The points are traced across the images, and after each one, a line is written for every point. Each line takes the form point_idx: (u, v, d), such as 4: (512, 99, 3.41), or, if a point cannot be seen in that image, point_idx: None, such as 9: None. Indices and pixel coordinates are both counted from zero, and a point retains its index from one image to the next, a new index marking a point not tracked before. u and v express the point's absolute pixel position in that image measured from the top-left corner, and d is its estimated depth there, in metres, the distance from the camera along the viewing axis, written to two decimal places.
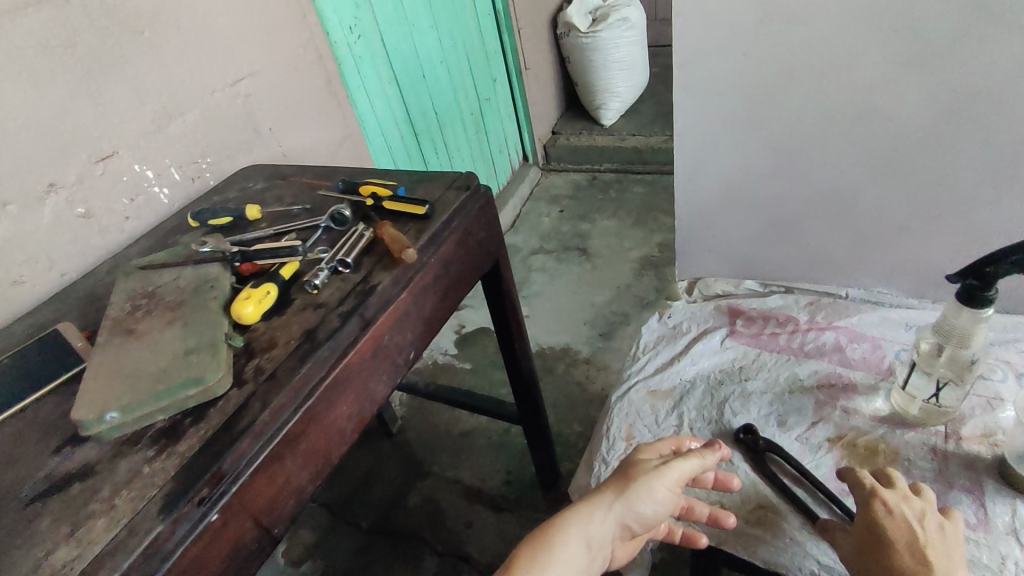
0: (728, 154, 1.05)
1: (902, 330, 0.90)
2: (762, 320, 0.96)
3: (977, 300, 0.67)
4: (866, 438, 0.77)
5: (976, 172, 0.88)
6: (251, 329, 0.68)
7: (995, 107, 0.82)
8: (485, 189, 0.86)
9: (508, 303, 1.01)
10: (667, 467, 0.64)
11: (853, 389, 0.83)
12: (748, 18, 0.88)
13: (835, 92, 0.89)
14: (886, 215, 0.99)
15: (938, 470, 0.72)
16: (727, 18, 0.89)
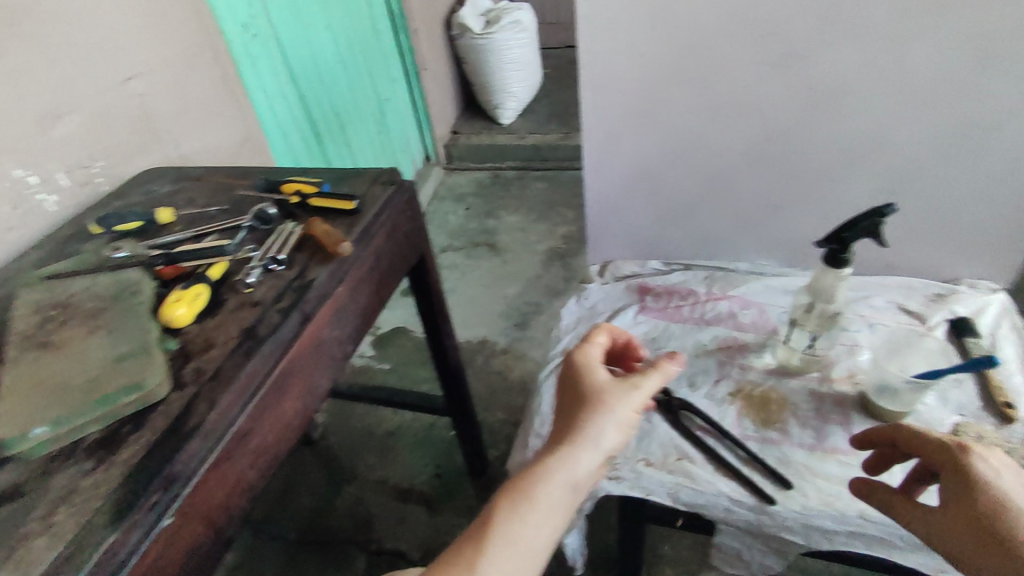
0: (630, 146, 1.17)
1: (782, 294, 1.05)
2: (667, 295, 1.07)
3: (839, 262, 0.81)
4: (759, 389, 0.89)
5: (836, 151, 1.07)
6: (184, 331, 0.66)
7: (845, 94, 1.00)
8: (409, 183, 0.89)
9: (434, 297, 1.04)
10: (635, 398, 0.65)
11: (746, 348, 0.96)
12: (643, 18, 1.00)
13: (721, 87, 1.04)
14: (764, 195, 1.17)
15: (817, 408, 0.86)
16: (624, 27, 1.02)
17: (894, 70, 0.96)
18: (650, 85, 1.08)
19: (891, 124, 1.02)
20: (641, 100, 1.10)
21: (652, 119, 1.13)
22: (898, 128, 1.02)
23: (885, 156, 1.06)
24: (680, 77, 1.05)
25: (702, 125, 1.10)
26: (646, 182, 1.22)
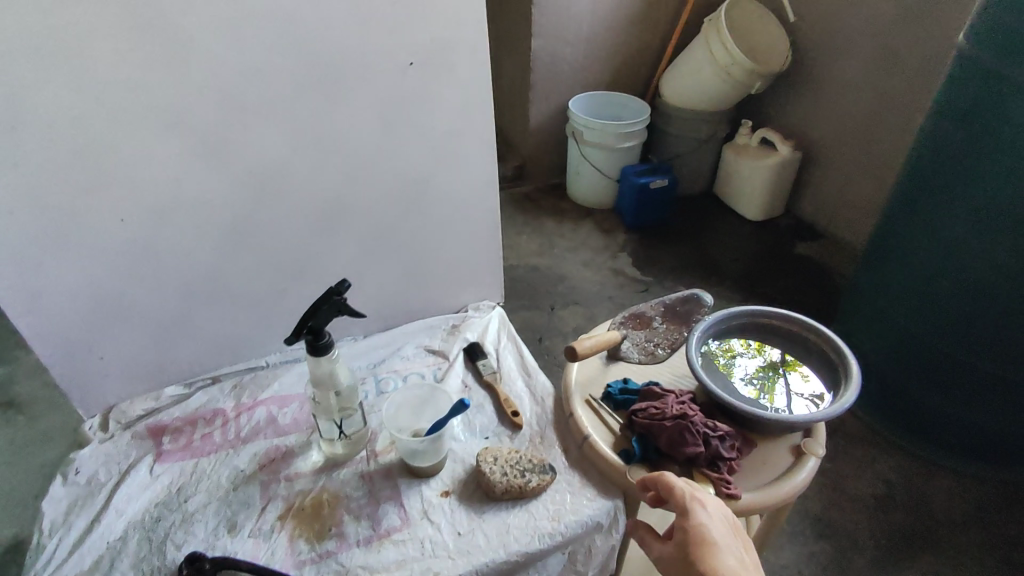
0: (267, 221, 0.90)
1: (678, 334, 1.03)
2: (567, 376, 0.97)
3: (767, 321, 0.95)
4: None
5: (445, 158, 0.96)
6: None
7: (425, 92, 0.89)
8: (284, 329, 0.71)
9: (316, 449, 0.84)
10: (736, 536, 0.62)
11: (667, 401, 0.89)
12: (130, 45, 0.70)
13: (296, 120, 0.83)
14: (442, 223, 1.03)
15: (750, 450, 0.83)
16: (114, 68, 0.71)
17: (445, 58, 0.87)
18: (379, 168, 0.92)
19: (469, 116, 0.94)
20: (418, 179, 0.96)
21: (362, 206, 0.94)
22: (467, 119, 0.94)
23: (475, 157, 0.98)
24: (456, 149, 0.96)
25: (472, 194, 1.02)
26: (441, 261, 1.07)
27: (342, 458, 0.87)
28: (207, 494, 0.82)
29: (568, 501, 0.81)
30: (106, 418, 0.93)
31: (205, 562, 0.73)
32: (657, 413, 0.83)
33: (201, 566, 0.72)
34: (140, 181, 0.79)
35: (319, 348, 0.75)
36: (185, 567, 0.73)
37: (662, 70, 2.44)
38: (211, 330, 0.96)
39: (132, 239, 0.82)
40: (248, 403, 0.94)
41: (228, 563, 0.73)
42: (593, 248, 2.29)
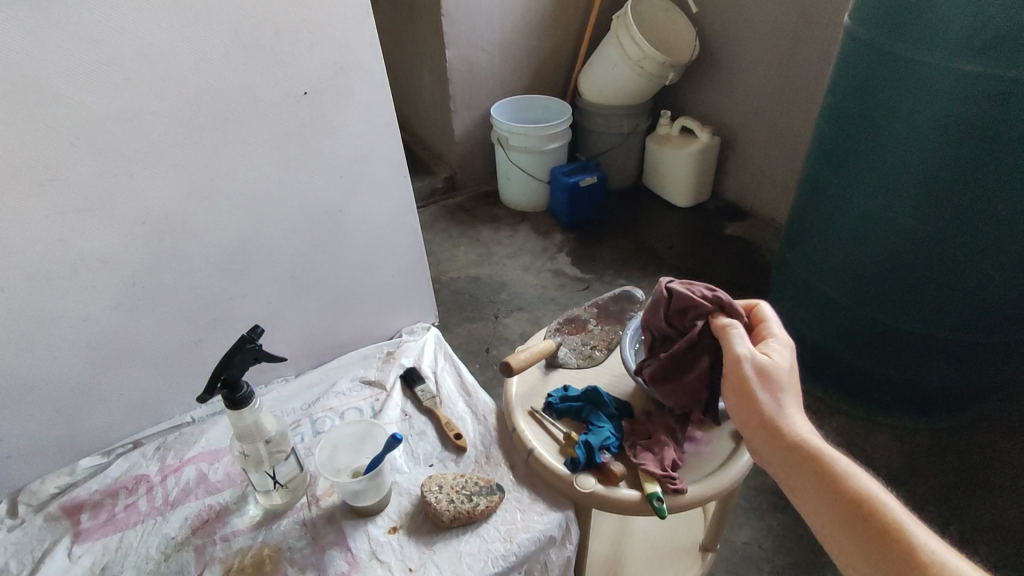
0: (171, 269, 0.85)
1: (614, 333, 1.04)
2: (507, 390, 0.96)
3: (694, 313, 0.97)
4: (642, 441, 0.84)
5: (357, 183, 0.94)
6: None
7: (325, 118, 0.86)
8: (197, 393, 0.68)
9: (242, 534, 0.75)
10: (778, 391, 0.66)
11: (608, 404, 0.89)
12: None
13: (188, 162, 0.79)
14: (362, 249, 1.00)
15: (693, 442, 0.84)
16: None
17: (341, 83, 0.85)
18: (287, 202, 0.89)
19: (374, 138, 0.92)
20: (331, 209, 0.93)
21: (274, 244, 0.91)
22: (373, 141, 0.92)
23: (387, 179, 0.96)
24: (367, 174, 0.94)
25: (390, 218, 1.00)
26: (368, 288, 1.05)
27: (281, 508, 0.83)
28: (136, 569, 0.77)
29: (519, 519, 0.80)
30: (14, 502, 0.85)
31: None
32: None
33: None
34: (13, 246, 0.72)
35: (238, 401, 0.71)
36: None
37: (578, 68, 2.47)
38: (122, 393, 0.89)
39: (16, 308, 0.76)
40: (174, 464, 0.88)
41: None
42: (531, 250, 2.30)
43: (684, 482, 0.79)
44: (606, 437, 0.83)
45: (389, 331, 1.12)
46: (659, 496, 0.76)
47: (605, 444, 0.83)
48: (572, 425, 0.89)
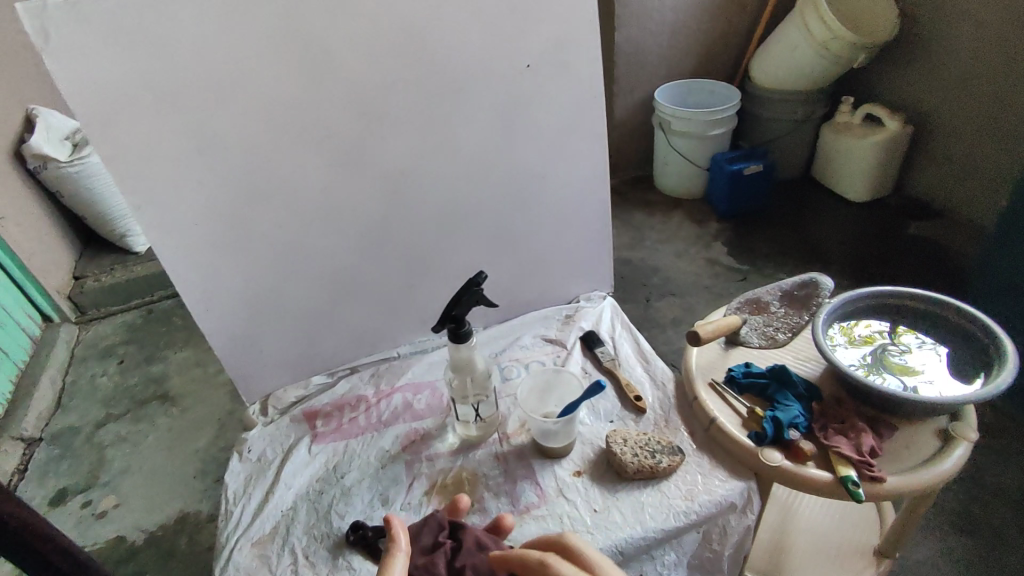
0: (399, 221, 0.97)
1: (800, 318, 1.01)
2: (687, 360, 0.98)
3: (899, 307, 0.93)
4: (836, 423, 0.83)
5: (558, 151, 1.00)
6: None
7: (542, 88, 0.93)
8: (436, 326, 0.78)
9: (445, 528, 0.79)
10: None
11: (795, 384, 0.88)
12: (292, 66, 0.79)
13: (428, 124, 0.90)
14: (555, 215, 1.07)
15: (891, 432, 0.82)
16: (277, 88, 0.80)
17: (559, 56, 0.91)
18: (498, 166, 0.98)
19: (582, 109, 0.97)
20: (535, 175, 1.01)
21: (483, 204, 1.00)
22: (578, 111, 0.97)
23: (585, 150, 1.01)
24: (570, 144, 1.00)
25: (584, 188, 1.06)
26: (557, 252, 1.12)
27: (476, 439, 0.92)
28: (360, 471, 0.90)
29: (701, 482, 0.83)
30: (265, 404, 1.03)
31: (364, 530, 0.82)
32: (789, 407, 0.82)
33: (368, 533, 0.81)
34: (291, 190, 0.88)
35: (461, 335, 0.80)
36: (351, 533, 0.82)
37: (751, 51, 2.37)
38: (350, 323, 1.05)
39: (287, 242, 0.92)
40: (386, 390, 1.01)
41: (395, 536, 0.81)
42: (685, 237, 2.27)
43: (881, 472, 0.77)
44: (796, 415, 0.82)
45: (567, 295, 1.18)
46: (855, 480, 0.75)
47: (795, 422, 0.82)
48: (756, 402, 0.89)
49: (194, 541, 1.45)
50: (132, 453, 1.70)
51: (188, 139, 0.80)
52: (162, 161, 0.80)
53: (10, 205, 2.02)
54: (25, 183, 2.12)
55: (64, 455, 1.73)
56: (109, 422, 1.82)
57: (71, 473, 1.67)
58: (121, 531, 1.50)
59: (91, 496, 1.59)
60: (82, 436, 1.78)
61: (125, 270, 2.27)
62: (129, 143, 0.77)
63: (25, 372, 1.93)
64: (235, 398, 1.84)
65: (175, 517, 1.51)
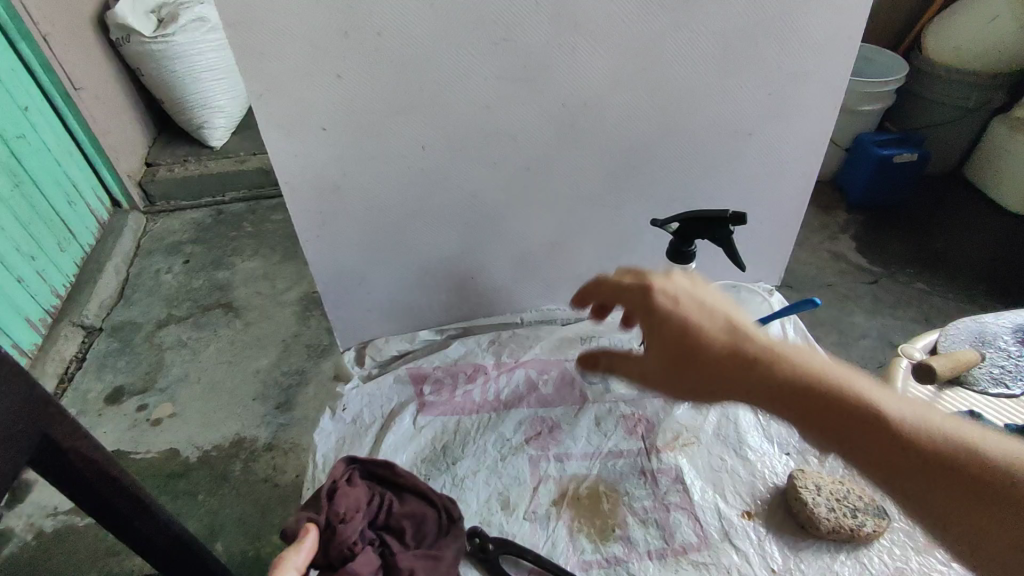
0: (563, 165, 0.78)
1: None
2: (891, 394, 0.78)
3: None
4: None
5: (777, 102, 0.77)
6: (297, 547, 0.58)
7: (788, 13, 0.69)
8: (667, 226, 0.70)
9: (403, 483, 0.68)
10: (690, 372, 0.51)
11: None
12: None
13: (631, 42, 0.68)
14: (746, 182, 0.85)
15: None
16: None
17: None
18: (700, 111, 0.76)
19: (827, 52, 0.74)
20: (740, 130, 0.79)
21: (667, 157, 0.80)
22: (821, 53, 0.74)
23: (811, 106, 0.79)
24: (795, 98, 0.77)
25: (793, 156, 0.84)
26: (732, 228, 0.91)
27: (617, 446, 0.76)
28: (476, 460, 0.75)
29: (915, 561, 0.64)
30: (363, 353, 0.90)
31: (364, 484, 0.67)
32: None
33: (384, 502, 0.66)
34: (445, 106, 0.69)
35: (682, 253, 0.71)
36: (348, 468, 0.68)
37: (929, 18, 2.03)
38: (477, 277, 0.87)
39: (426, 168, 0.74)
40: (508, 363, 0.85)
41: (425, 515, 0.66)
42: (808, 223, 2.01)
43: None
44: None
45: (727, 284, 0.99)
46: None
47: None
48: None
49: (249, 470, 1.36)
50: (191, 361, 1.61)
51: (337, 16, 0.61)
52: (299, 43, 0.62)
53: (92, 78, 1.89)
54: (106, 55, 1.98)
55: (123, 351, 1.65)
56: (170, 324, 1.73)
57: (129, 372, 1.59)
58: (174, 443, 1.41)
59: (148, 401, 1.51)
60: (143, 334, 1.70)
61: (199, 164, 2.15)
62: (266, 11, 0.59)
63: (91, 256, 1.85)
64: (301, 321, 1.72)
65: (231, 440, 1.42)
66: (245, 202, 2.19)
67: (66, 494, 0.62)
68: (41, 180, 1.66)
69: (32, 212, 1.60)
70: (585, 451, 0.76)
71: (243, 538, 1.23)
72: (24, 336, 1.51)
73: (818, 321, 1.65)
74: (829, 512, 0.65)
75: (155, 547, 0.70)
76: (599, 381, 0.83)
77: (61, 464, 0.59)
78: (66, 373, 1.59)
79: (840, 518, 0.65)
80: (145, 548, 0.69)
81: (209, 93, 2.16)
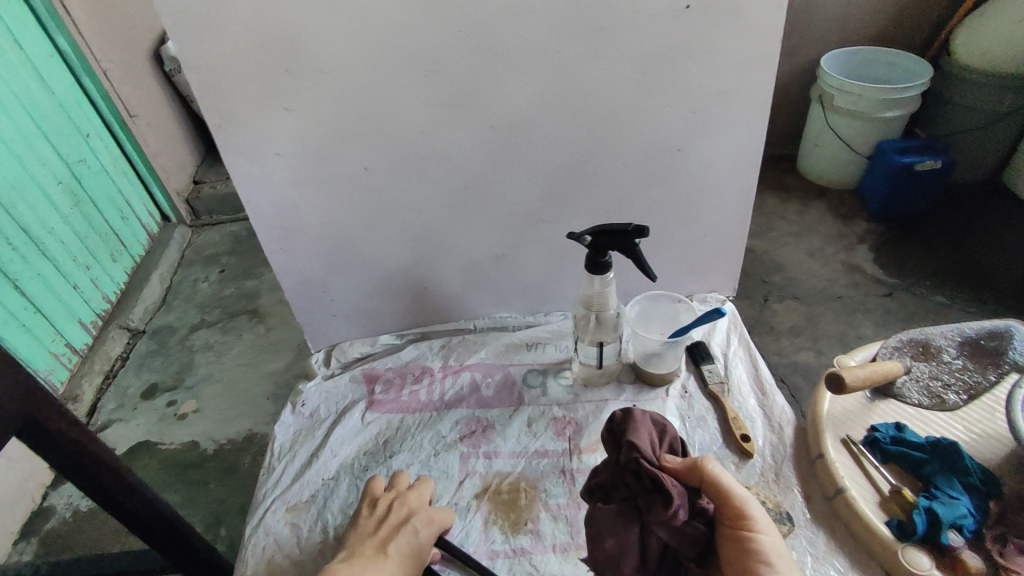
0: (498, 182, 0.83)
1: (985, 376, 0.78)
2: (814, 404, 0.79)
3: None
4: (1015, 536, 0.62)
5: (704, 120, 0.81)
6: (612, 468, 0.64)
7: (701, 38, 0.73)
8: (579, 239, 0.73)
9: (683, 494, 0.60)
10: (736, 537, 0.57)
11: (962, 469, 0.68)
12: None
13: (550, 70, 0.74)
14: (683, 195, 0.88)
15: None
16: (376, 10, 0.67)
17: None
18: (626, 131, 0.80)
19: (749, 72, 0.76)
20: (669, 146, 0.83)
21: (599, 175, 0.84)
22: (742, 72, 0.76)
23: (740, 122, 0.81)
24: (723, 115, 0.80)
25: (730, 170, 0.86)
26: (676, 239, 0.95)
27: (543, 446, 0.81)
28: (411, 454, 0.81)
29: (809, 566, 0.65)
30: (329, 354, 0.98)
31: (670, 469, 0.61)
32: (944, 510, 0.63)
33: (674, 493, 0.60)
34: (382, 131, 0.77)
35: (596, 264, 0.75)
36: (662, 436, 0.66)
37: (957, 20, 1.95)
38: (430, 286, 0.94)
39: (369, 187, 0.82)
40: (455, 366, 0.91)
41: (647, 459, 0.62)
42: (823, 234, 1.96)
43: None
44: (962, 513, 0.63)
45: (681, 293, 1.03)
46: None
47: (958, 522, 0.63)
48: (903, 481, 0.70)
49: (256, 464, 1.47)
50: (217, 362, 1.76)
51: (274, 57, 0.69)
52: (249, 80, 0.71)
53: (145, 105, 2.10)
54: (160, 85, 2.20)
55: (159, 352, 1.82)
56: (202, 328, 1.89)
57: (162, 371, 1.76)
58: (195, 437, 1.55)
59: (176, 397, 1.67)
60: (178, 337, 1.87)
61: None
62: (215, 56, 0.69)
63: (140, 266, 2.05)
64: None
65: (244, 435, 1.54)
66: None
67: (61, 469, 0.71)
68: (99, 200, 1.87)
69: (87, 226, 1.81)
70: (513, 450, 0.81)
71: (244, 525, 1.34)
72: (76, 337, 1.70)
73: (822, 334, 1.62)
74: None
75: (141, 520, 0.79)
76: (537, 385, 0.88)
77: (48, 441, 0.68)
78: (111, 370, 1.78)
79: None
80: (134, 521, 0.79)
81: None
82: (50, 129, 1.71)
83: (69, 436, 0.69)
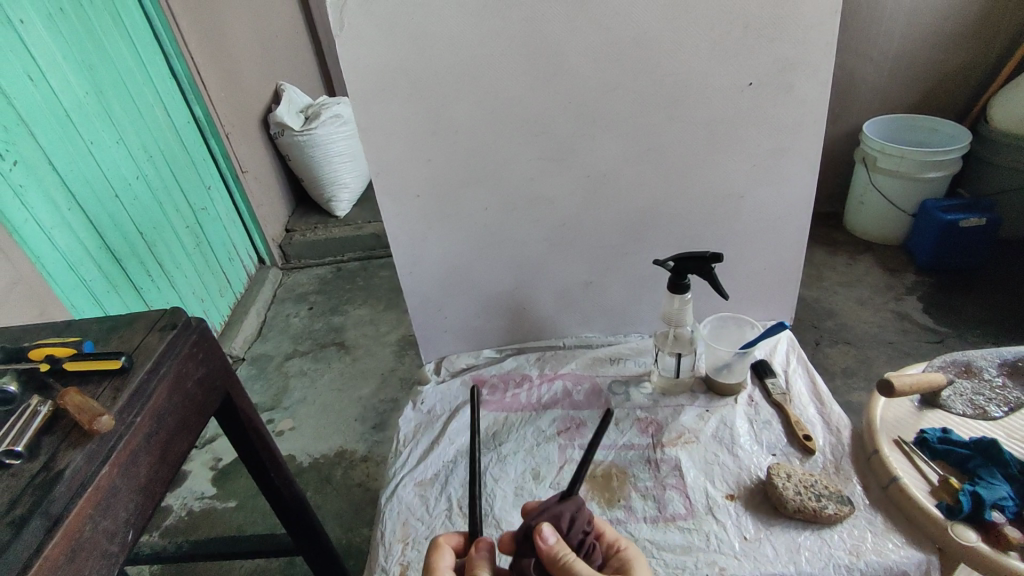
0: (591, 221, 1.02)
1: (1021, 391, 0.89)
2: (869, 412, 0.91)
3: None
4: None
5: (762, 171, 0.98)
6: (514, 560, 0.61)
7: (760, 107, 0.91)
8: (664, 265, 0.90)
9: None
10: None
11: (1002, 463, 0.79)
12: (523, 70, 0.87)
13: (637, 132, 0.93)
14: (745, 232, 1.05)
15: None
16: (506, 88, 0.89)
17: (784, 76, 0.89)
18: (698, 180, 0.98)
19: (799, 134, 0.94)
20: (733, 193, 1.00)
21: (675, 215, 1.02)
22: (792, 134, 0.94)
23: (792, 173, 0.98)
24: (778, 168, 0.98)
25: (785, 212, 1.03)
26: (739, 272, 1.10)
27: (630, 440, 0.95)
28: (517, 443, 0.96)
29: (869, 540, 0.77)
30: (439, 364, 1.16)
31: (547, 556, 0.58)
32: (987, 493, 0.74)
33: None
34: (501, 178, 0.97)
35: (676, 286, 0.91)
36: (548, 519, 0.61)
37: (993, 89, 2.08)
38: (527, 307, 1.12)
39: (486, 223, 1.02)
40: (549, 374, 1.07)
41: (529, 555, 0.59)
42: (872, 284, 2.07)
43: None
44: (1002, 496, 0.74)
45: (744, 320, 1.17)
46: None
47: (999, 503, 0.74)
48: (951, 473, 0.81)
49: (348, 476, 1.63)
50: (309, 386, 1.96)
51: (426, 123, 0.91)
52: (402, 140, 0.92)
53: (253, 163, 2.42)
54: (265, 146, 2.53)
55: (258, 376, 2.04)
56: (295, 356, 2.11)
57: (261, 393, 1.96)
58: (293, 450, 1.73)
59: (274, 416, 1.86)
60: (274, 363, 2.09)
61: (326, 229, 2.61)
62: (382, 122, 0.90)
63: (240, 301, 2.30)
64: (397, 358, 2.03)
65: (335, 451, 1.71)
66: (359, 261, 2.62)
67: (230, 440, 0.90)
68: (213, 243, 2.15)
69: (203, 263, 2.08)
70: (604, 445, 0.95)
71: (339, 528, 1.49)
72: None
73: (874, 375, 1.71)
74: (794, 493, 0.80)
75: (283, 495, 0.96)
76: (621, 392, 1.03)
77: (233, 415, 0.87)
78: None
79: (805, 499, 0.80)
80: (276, 495, 0.96)
81: (337, 172, 2.64)
82: (184, 181, 2.01)
83: (246, 415, 0.88)
